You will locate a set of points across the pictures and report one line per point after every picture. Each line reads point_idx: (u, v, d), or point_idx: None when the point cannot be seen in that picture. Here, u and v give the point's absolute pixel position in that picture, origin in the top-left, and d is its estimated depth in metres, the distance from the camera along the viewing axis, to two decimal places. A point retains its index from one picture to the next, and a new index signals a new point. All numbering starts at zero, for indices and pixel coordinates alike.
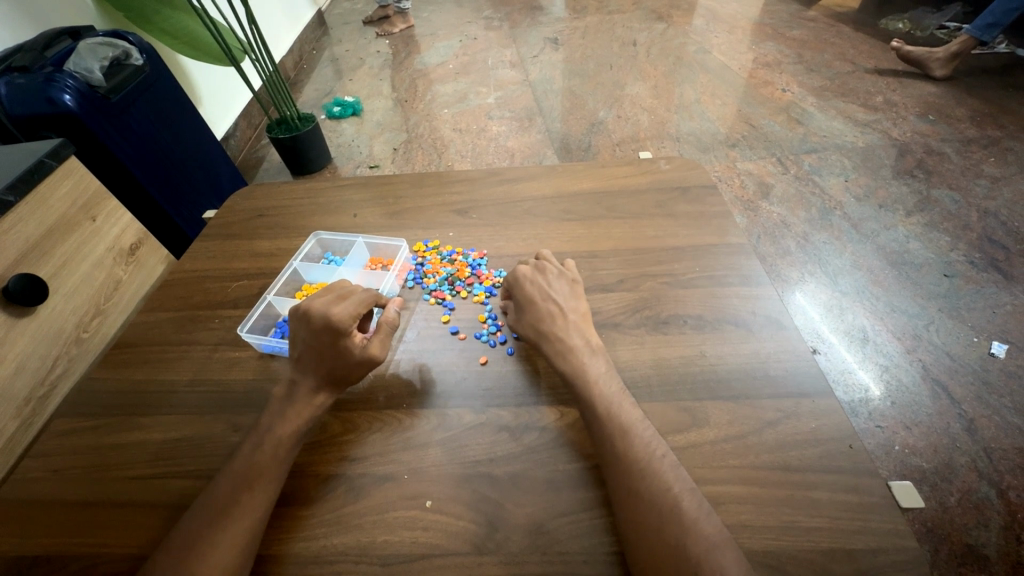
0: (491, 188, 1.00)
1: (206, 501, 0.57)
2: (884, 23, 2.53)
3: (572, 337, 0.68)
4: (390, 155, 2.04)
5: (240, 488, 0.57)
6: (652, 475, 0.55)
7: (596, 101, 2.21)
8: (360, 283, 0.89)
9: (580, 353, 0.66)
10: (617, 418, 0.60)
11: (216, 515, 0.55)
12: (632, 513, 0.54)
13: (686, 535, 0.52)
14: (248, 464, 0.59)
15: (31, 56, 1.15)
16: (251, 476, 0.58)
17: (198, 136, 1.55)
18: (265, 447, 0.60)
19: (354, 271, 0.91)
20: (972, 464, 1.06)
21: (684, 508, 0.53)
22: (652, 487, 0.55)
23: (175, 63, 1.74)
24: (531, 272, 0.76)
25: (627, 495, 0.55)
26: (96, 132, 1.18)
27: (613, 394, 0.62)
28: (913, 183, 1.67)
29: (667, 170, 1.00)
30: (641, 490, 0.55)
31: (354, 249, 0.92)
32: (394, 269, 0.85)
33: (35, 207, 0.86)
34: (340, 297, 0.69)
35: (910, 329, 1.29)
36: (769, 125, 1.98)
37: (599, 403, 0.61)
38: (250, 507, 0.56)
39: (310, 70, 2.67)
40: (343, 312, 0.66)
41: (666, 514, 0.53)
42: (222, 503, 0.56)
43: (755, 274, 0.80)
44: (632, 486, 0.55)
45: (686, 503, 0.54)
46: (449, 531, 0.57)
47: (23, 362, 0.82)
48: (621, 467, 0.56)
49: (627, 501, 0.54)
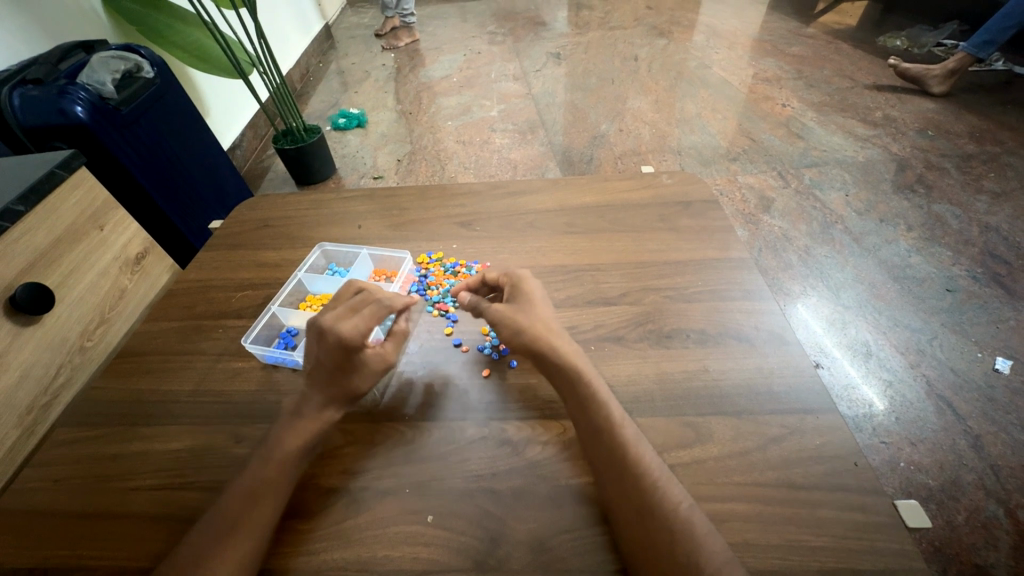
0: (494, 201, 1.01)
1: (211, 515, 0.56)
2: (882, 41, 2.56)
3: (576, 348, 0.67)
4: (393, 166, 2.06)
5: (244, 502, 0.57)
6: (659, 492, 0.55)
7: (598, 115, 2.23)
8: None
9: (577, 358, 0.66)
10: (621, 433, 0.59)
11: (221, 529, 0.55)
12: (641, 533, 0.53)
13: (698, 552, 0.51)
14: (251, 476, 0.59)
15: (44, 69, 1.17)
16: (256, 490, 0.57)
17: (204, 146, 1.56)
18: (268, 458, 0.60)
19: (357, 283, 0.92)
20: (979, 482, 1.05)
21: (695, 524, 0.53)
22: (658, 504, 0.54)
23: (183, 75, 1.76)
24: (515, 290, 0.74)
25: (636, 513, 0.54)
26: (106, 144, 1.20)
27: (612, 408, 0.62)
28: (913, 197, 1.68)
29: (669, 184, 1.01)
30: (650, 509, 0.54)
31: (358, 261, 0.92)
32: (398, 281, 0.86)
33: (44, 217, 0.86)
34: (350, 310, 0.66)
35: (913, 344, 1.29)
36: (769, 139, 2.00)
37: (600, 417, 0.61)
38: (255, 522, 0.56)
39: (316, 82, 2.70)
40: (354, 331, 0.63)
41: (676, 533, 0.52)
42: (225, 518, 0.56)
43: (758, 289, 0.81)
44: (638, 503, 0.54)
45: (697, 520, 0.53)
46: (450, 547, 0.57)
47: (27, 371, 0.82)
48: (629, 482, 0.56)
49: (636, 520, 0.54)
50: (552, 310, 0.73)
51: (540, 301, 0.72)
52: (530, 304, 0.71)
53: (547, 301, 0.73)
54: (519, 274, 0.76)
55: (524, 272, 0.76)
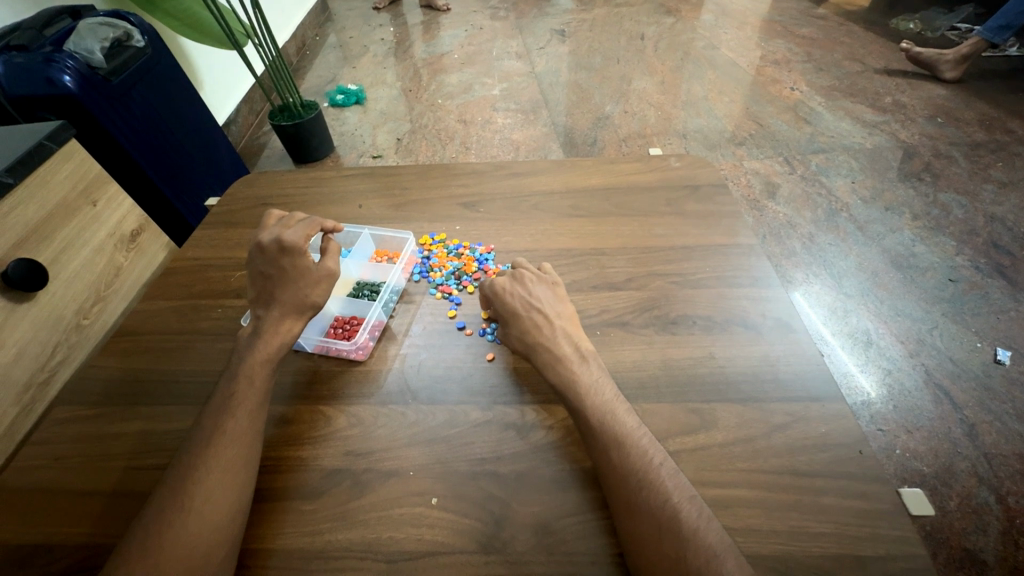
0: (498, 182, 0.99)
1: (186, 527, 0.52)
2: (895, 23, 2.51)
3: (562, 345, 0.67)
4: (393, 145, 2.02)
5: (231, 510, 0.54)
6: (645, 489, 0.54)
7: (603, 95, 2.19)
8: (365, 277, 0.90)
9: (569, 362, 0.65)
10: (612, 429, 0.59)
11: (200, 544, 0.52)
12: (632, 525, 0.53)
13: (684, 547, 0.51)
14: (229, 484, 0.55)
15: (29, 35, 1.13)
16: (242, 500, 0.56)
17: (197, 118, 1.51)
18: (254, 460, 0.58)
19: (359, 264, 0.88)
20: (972, 469, 1.06)
21: (685, 517, 0.53)
22: (652, 497, 0.54)
23: (176, 45, 1.71)
24: (508, 284, 0.73)
25: (624, 508, 0.54)
26: (96, 115, 1.16)
27: (601, 407, 0.60)
28: (919, 185, 1.66)
29: (678, 168, 0.99)
30: (636, 504, 0.54)
31: (360, 241, 0.89)
32: (401, 262, 0.84)
33: (35, 190, 0.84)
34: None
35: (913, 333, 1.29)
36: (776, 123, 1.97)
37: (593, 413, 0.60)
38: (236, 534, 0.54)
39: (314, 56, 2.63)
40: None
41: (664, 527, 0.52)
42: (208, 529, 0.52)
43: (766, 276, 0.80)
44: (625, 498, 0.54)
45: (685, 512, 0.53)
46: (454, 529, 0.57)
47: (23, 348, 0.81)
48: (615, 479, 0.56)
49: (624, 515, 0.54)
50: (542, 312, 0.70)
51: (521, 309, 0.70)
52: (512, 315, 0.70)
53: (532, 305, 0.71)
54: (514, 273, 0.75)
55: (503, 279, 0.74)
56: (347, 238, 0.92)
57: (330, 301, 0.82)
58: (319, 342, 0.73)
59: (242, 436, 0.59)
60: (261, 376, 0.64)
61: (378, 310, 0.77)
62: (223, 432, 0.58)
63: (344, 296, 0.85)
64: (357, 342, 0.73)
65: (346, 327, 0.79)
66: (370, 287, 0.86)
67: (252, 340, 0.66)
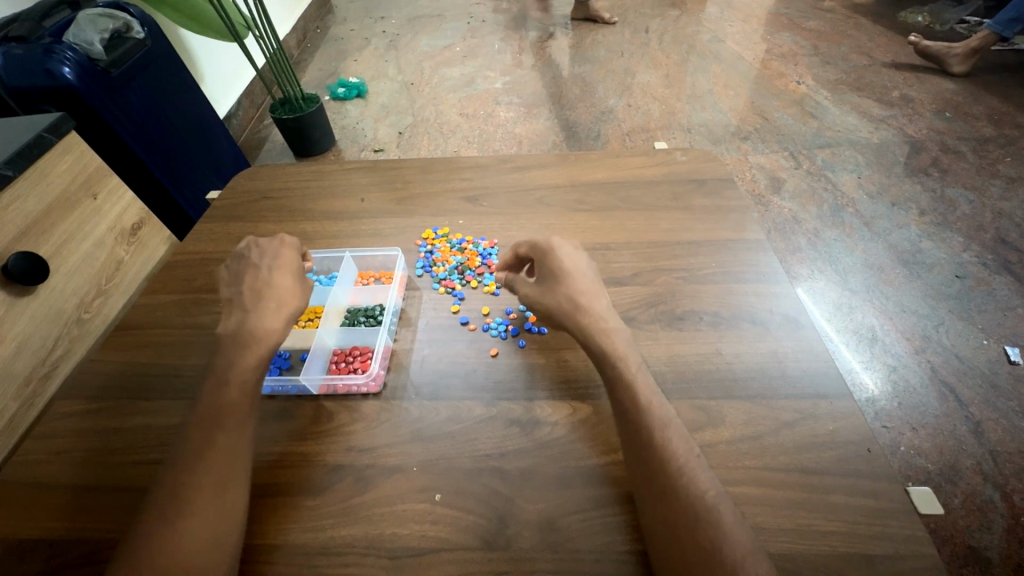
0: (502, 176, 0.98)
1: (181, 547, 0.50)
2: (903, 16, 2.48)
3: (611, 319, 0.64)
4: (394, 139, 2.01)
5: (220, 514, 0.53)
6: (684, 477, 0.53)
7: (607, 89, 2.16)
8: (354, 302, 0.84)
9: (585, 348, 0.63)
10: (653, 414, 0.57)
11: (201, 558, 0.50)
12: (667, 516, 0.52)
13: (723, 540, 0.50)
14: (221, 494, 0.54)
15: (28, 26, 1.12)
16: (234, 508, 0.54)
17: (196, 112, 1.50)
18: None
19: (347, 289, 0.83)
20: (977, 467, 1.05)
21: (723, 515, 0.51)
22: (690, 489, 0.53)
23: (176, 37, 1.70)
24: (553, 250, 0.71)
25: (660, 497, 0.53)
26: (96, 107, 1.16)
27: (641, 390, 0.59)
28: (926, 181, 1.65)
29: (683, 162, 0.97)
30: (672, 494, 0.52)
31: (342, 265, 0.84)
32: (394, 283, 0.80)
33: (34, 182, 0.83)
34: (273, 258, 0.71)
35: (919, 329, 1.28)
36: (782, 117, 1.95)
37: (631, 395, 0.59)
38: (235, 549, 0.52)
39: (315, 49, 2.61)
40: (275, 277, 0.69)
41: (703, 519, 0.51)
42: (209, 551, 0.50)
43: (773, 271, 0.79)
44: (660, 488, 0.53)
45: (724, 509, 0.51)
46: (459, 525, 0.56)
47: (23, 342, 0.80)
48: (655, 467, 0.54)
49: (657, 504, 0.53)
50: (588, 283, 0.68)
51: (574, 275, 0.68)
52: (562, 279, 0.67)
53: (581, 274, 0.69)
54: (546, 245, 0.71)
55: (552, 243, 0.72)
56: (330, 264, 0.86)
57: (322, 333, 0.77)
58: (325, 380, 0.68)
59: (232, 451, 0.56)
60: (226, 365, 0.61)
61: (383, 335, 0.72)
62: (213, 448, 0.56)
63: (339, 326, 0.79)
64: (370, 373, 0.69)
65: (350, 359, 0.74)
66: (365, 312, 0.80)
67: (230, 328, 0.64)
